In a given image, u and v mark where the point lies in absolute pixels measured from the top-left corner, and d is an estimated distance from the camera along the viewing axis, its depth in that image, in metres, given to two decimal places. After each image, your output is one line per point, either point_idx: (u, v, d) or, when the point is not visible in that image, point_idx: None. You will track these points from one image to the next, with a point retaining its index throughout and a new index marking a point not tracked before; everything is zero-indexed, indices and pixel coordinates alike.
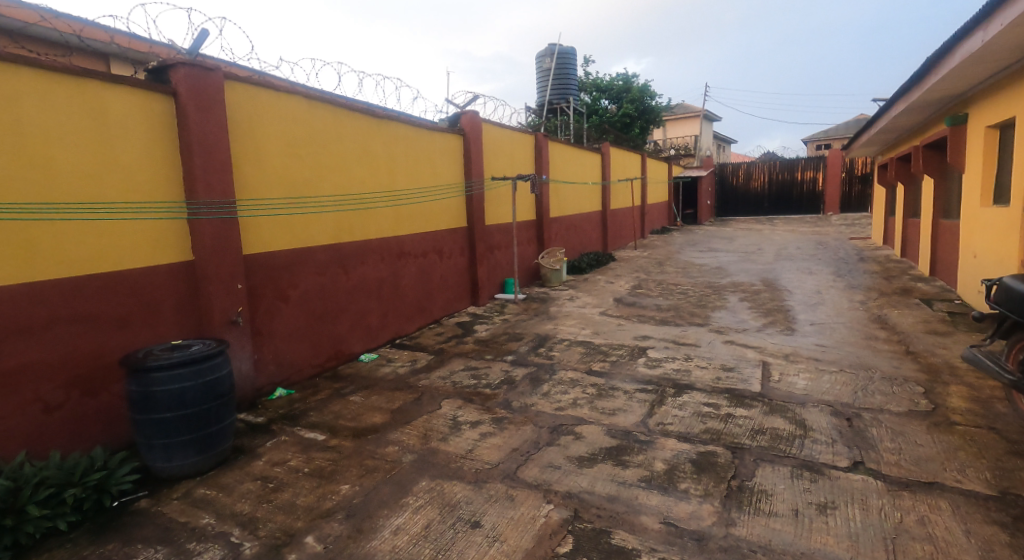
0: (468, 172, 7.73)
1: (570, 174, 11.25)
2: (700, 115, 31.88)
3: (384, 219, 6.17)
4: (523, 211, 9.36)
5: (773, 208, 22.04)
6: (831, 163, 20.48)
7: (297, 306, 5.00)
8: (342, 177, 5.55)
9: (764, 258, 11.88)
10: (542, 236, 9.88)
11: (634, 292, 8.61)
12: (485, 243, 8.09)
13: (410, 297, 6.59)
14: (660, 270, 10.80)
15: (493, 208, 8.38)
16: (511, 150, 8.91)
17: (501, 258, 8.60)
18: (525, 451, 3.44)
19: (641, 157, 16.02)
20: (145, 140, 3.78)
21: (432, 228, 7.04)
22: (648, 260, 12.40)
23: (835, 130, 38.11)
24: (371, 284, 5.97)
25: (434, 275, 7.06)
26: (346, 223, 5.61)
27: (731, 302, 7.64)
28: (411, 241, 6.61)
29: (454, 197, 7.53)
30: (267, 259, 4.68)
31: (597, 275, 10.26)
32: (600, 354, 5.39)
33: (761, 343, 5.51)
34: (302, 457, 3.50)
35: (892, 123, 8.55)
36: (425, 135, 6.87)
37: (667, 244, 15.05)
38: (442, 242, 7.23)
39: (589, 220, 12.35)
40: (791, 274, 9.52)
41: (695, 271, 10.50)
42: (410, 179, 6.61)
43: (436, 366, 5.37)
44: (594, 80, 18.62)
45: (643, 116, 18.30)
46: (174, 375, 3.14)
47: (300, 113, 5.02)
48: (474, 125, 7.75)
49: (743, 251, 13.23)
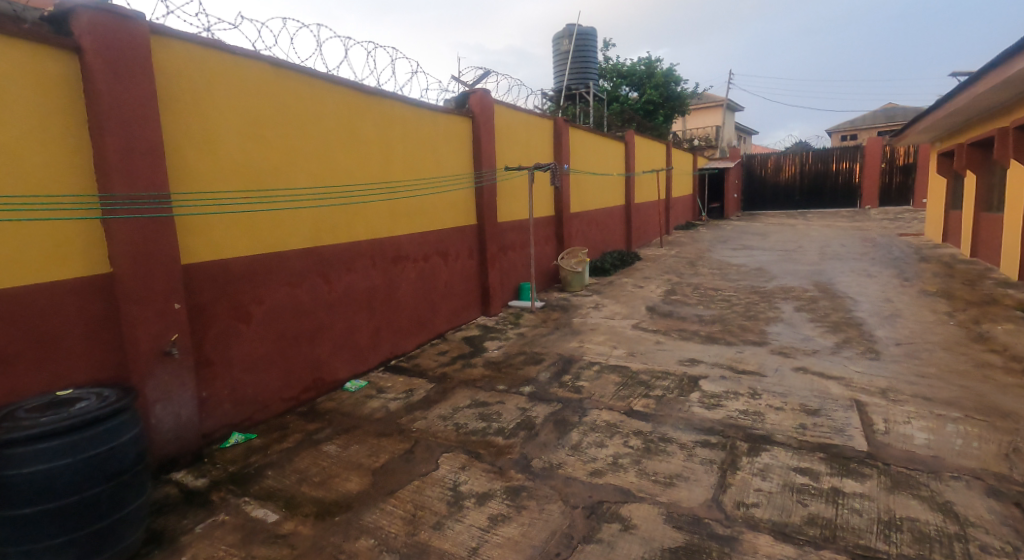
0: (478, 160, 6.67)
1: (592, 165, 10.14)
2: (723, 104, 30.48)
3: (376, 216, 5.13)
4: (541, 207, 8.29)
5: (804, 202, 20.70)
6: (869, 152, 19.07)
7: (262, 326, 4.00)
8: (322, 165, 4.53)
9: (808, 257, 10.68)
10: (562, 233, 8.79)
11: (668, 299, 7.51)
12: (497, 243, 7.05)
13: (408, 308, 5.58)
14: (692, 271, 9.68)
15: (506, 203, 7.31)
16: (526, 136, 7.82)
17: (516, 260, 7.57)
18: (554, 553, 2.40)
19: (667, 146, 14.81)
20: (34, 111, 2.77)
21: (436, 227, 6.01)
22: (677, 259, 11.28)
23: (863, 121, 36.44)
24: (361, 296, 4.96)
25: (437, 282, 6.04)
26: (328, 221, 4.60)
27: (786, 312, 6.51)
28: (409, 243, 5.59)
29: (462, 190, 6.47)
30: (220, 268, 3.68)
31: (622, 278, 9.17)
32: (640, 386, 4.32)
33: (843, 371, 4.40)
34: (238, 557, 2.49)
35: (975, 100, 7.29)
36: (426, 117, 5.83)
37: (696, 241, 13.89)
38: (447, 244, 6.20)
39: (611, 215, 11.24)
40: (847, 277, 8.34)
41: (733, 273, 9.35)
42: (408, 168, 5.57)
43: (437, 399, 4.34)
44: (614, 64, 17.43)
45: (666, 103, 17.09)
46: (38, 450, 2.13)
47: (267, 86, 4.02)
48: (485, 105, 6.66)
49: (782, 249, 12.04)
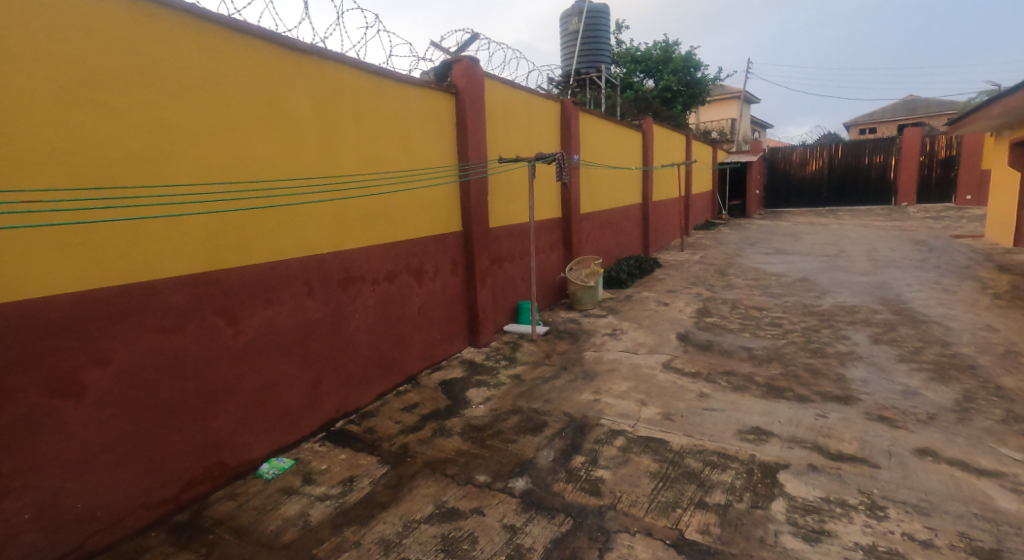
0: (463, 148, 5.21)
1: (606, 157, 8.67)
2: (739, 95, 28.86)
3: (313, 222, 3.70)
4: (545, 208, 6.83)
5: (833, 198, 19.14)
6: (906, 144, 17.45)
7: (108, 398, 2.58)
8: (219, 149, 3.09)
9: (858, 265, 9.14)
10: (570, 239, 7.34)
11: (703, 323, 6.06)
12: (489, 254, 5.60)
13: (364, 346, 4.15)
14: (724, 283, 8.21)
15: (500, 203, 5.85)
16: (525, 120, 6.34)
17: (512, 274, 6.14)
18: None
19: (688, 137, 13.29)
20: None
21: (404, 236, 4.57)
22: (703, 267, 9.81)
23: (887, 112, 34.63)
24: (289, 337, 3.54)
25: (407, 310, 4.60)
26: (234, 232, 3.17)
27: (861, 346, 5.03)
28: (365, 258, 4.16)
29: (442, 186, 5.03)
30: (19, 317, 2.28)
31: (642, 292, 7.73)
32: (689, 483, 2.87)
33: (995, 460, 2.92)
34: None
35: None
36: (389, 90, 4.38)
37: (720, 244, 12.40)
38: (420, 258, 4.76)
39: (627, 216, 9.79)
40: (918, 293, 6.83)
41: (774, 286, 7.86)
42: (362, 157, 4.13)
43: (384, 501, 2.91)
44: (627, 49, 15.89)
45: (686, 90, 15.52)
46: None
47: (115, 31, 2.62)
48: (471, 78, 5.19)
49: (822, 254, 10.53)
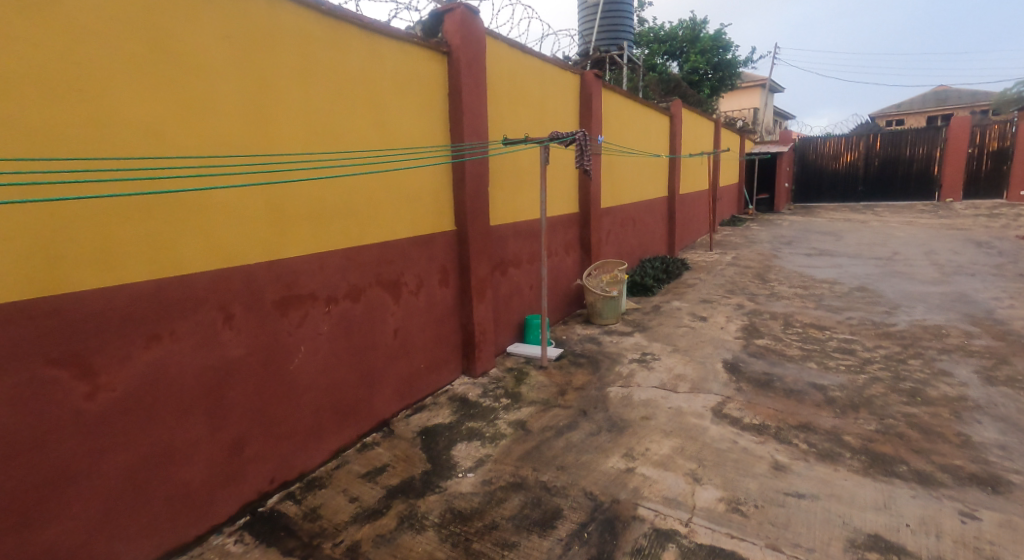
0: (457, 124, 4.07)
1: (631, 142, 7.48)
2: (763, 83, 27.40)
3: (231, 219, 2.59)
4: (559, 201, 5.68)
5: (869, 193, 17.82)
6: (954, 134, 15.99)
7: None
8: (58, 109, 2.00)
9: (921, 272, 7.91)
10: (590, 238, 6.20)
11: (754, 347, 4.90)
12: (489, 260, 4.47)
13: (314, 389, 3.06)
14: (768, 292, 7.03)
15: (503, 196, 4.72)
16: (536, 93, 5.18)
17: (518, 282, 5.02)
18: None
19: (717, 124, 12.02)
20: None
21: (375, 237, 3.46)
22: (738, 270, 8.62)
23: (919, 103, 32.89)
24: (193, 387, 2.45)
25: (378, 334, 3.51)
26: (91, 237, 2.08)
27: (973, 389, 3.86)
28: (317, 269, 3.06)
29: (428, 173, 3.91)
30: None
31: (672, 302, 6.58)
32: None
33: None
34: None
35: None
36: (354, 42, 3.25)
37: (753, 243, 11.18)
38: (397, 267, 3.65)
39: (652, 210, 8.62)
40: (1014, 311, 5.61)
41: (829, 296, 6.66)
42: (312, 130, 3.01)
43: None
44: (650, 29, 14.65)
45: (714, 72, 14.26)
46: None
47: None
48: (467, 33, 4.05)
49: (872, 257, 9.28)
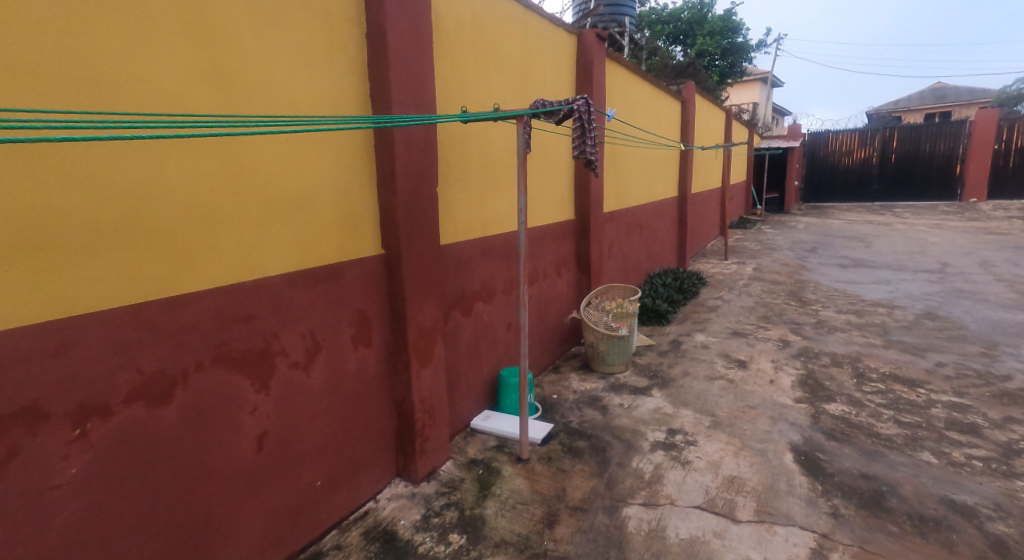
0: (380, 85, 2.51)
1: (638, 130, 5.94)
2: (764, 77, 26.00)
3: None
4: (548, 206, 4.12)
5: (884, 194, 16.48)
6: (979, 129, 14.58)
7: None
8: None
9: (993, 292, 6.40)
10: (589, 254, 4.65)
11: (829, 419, 3.38)
12: (440, 299, 2.91)
13: None
14: (813, 320, 5.51)
15: (462, 200, 3.16)
16: (513, 52, 3.61)
17: (488, 324, 3.47)
18: None
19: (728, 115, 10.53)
20: None
21: (207, 278, 1.88)
22: (765, 286, 7.11)
23: (922, 100, 31.64)
24: None
25: (217, 453, 1.94)
26: None
27: None
28: (48, 357, 1.48)
29: (325, 160, 2.34)
30: None
31: (695, 336, 5.06)
32: None
33: None
34: None
35: None
36: None
37: (772, 250, 9.70)
38: (261, 327, 2.07)
39: (661, 213, 7.11)
40: None
41: (896, 328, 5.16)
42: (21, 66, 1.43)
43: None
44: (650, 10, 13.20)
45: (723, 57, 12.82)
46: None
47: None
48: None
49: (921, 270, 7.78)
